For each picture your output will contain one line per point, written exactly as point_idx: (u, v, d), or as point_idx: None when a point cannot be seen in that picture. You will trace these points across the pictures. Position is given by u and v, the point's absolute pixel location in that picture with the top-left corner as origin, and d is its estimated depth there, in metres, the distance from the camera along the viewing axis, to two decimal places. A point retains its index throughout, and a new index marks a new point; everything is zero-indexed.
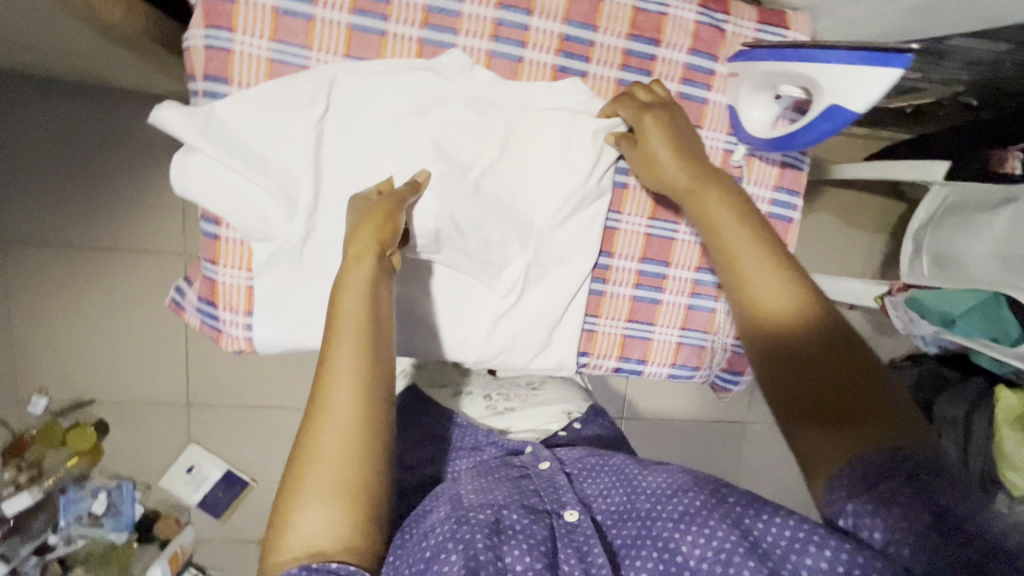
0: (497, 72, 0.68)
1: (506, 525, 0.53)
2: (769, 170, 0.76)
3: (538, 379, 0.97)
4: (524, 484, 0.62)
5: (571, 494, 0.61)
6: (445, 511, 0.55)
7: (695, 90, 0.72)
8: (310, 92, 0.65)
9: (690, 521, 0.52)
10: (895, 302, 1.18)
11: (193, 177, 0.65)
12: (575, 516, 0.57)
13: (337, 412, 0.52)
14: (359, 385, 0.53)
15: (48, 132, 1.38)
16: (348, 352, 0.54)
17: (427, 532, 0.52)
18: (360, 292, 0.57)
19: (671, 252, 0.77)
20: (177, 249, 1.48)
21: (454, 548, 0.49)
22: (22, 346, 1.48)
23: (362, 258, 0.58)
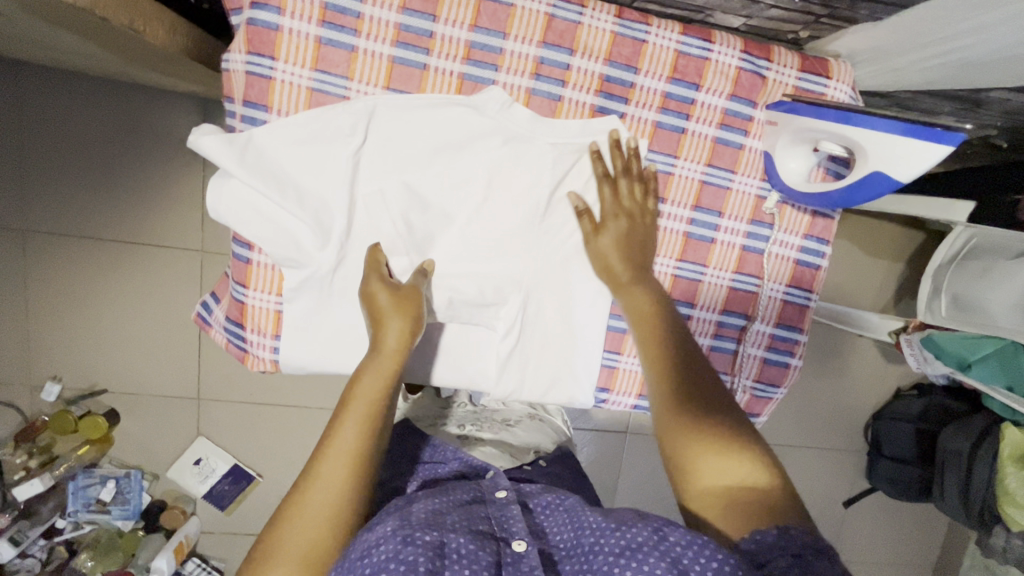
0: (535, 110, 0.68)
1: (449, 549, 0.50)
2: (799, 219, 0.76)
3: (514, 417, 0.98)
4: (476, 509, 0.60)
5: (522, 524, 0.58)
6: (392, 523, 0.53)
7: (732, 136, 0.72)
8: (351, 123, 0.65)
9: (630, 556, 0.49)
10: (910, 339, 1.20)
11: (228, 200, 0.65)
12: (522, 547, 0.54)
13: (341, 443, 0.57)
14: (366, 420, 0.58)
15: (78, 123, 1.40)
16: (349, 436, 0.57)
17: (370, 548, 0.50)
18: (381, 378, 0.61)
19: (697, 294, 0.77)
20: (196, 244, 1.48)
21: (394, 570, 0.47)
22: (37, 334, 1.50)
23: (385, 349, 0.62)
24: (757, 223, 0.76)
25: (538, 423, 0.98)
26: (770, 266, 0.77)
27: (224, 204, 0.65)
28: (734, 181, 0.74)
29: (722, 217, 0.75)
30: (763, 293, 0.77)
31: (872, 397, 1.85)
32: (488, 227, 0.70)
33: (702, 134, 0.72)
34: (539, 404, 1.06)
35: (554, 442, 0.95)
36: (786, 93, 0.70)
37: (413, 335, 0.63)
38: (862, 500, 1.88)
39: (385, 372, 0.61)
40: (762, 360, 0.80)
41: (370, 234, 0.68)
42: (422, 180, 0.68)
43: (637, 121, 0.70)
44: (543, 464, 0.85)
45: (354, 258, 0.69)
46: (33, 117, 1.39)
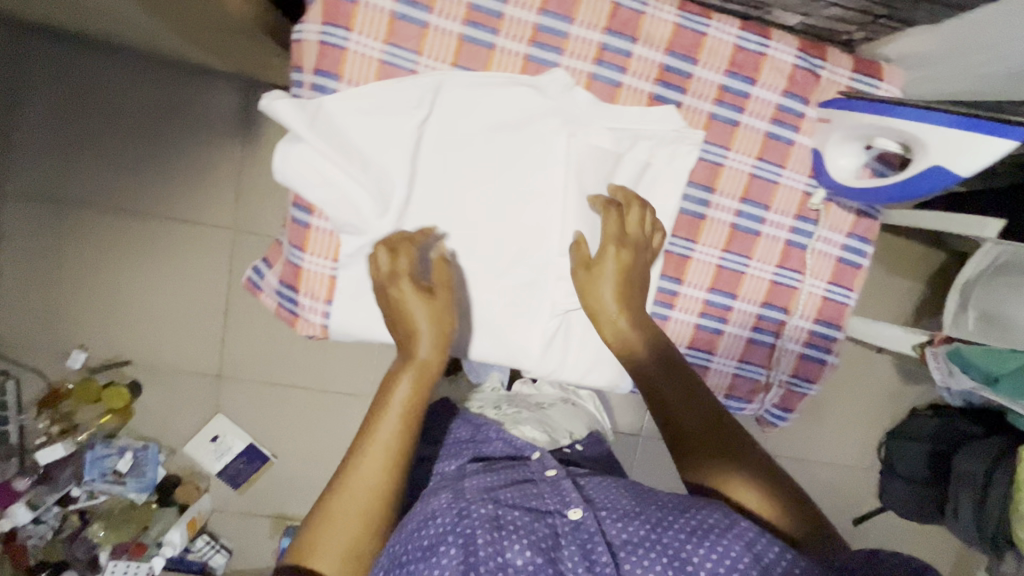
0: (595, 94, 0.70)
1: (505, 519, 0.54)
2: (844, 217, 0.77)
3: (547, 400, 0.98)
4: (527, 486, 0.61)
5: (576, 493, 0.59)
6: (448, 497, 0.58)
7: (783, 131, 0.74)
8: (417, 96, 0.67)
9: (702, 535, 0.51)
10: (936, 352, 1.20)
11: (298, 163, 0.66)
12: (579, 514, 0.56)
13: (381, 442, 0.59)
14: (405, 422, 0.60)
15: (121, 96, 1.44)
16: (390, 434, 0.59)
17: (428, 521, 0.55)
18: (415, 383, 0.62)
19: (739, 285, 0.78)
20: (228, 223, 1.51)
21: (452, 544, 0.52)
22: (68, 301, 1.52)
23: (423, 357, 0.64)
24: (803, 219, 0.77)
25: (571, 407, 0.99)
26: (813, 262, 0.78)
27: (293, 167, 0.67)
28: (782, 176, 0.75)
29: (768, 210, 0.76)
30: (804, 289, 0.79)
31: (888, 415, 1.85)
32: (544, 209, 0.72)
33: (754, 128, 0.73)
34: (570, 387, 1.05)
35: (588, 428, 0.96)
36: (840, 91, 0.72)
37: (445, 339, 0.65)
38: (873, 518, 1.87)
39: (420, 373, 0.63)
40: (799, 356, 0.81)
41: (427, 205, 0.70)
42: (481, 156, 0.70)
43: (693, 111, 0.72)
44: (579, 448, 0.88)
45: (409, 229, 0.70)
46: (81, 88, 1.42)
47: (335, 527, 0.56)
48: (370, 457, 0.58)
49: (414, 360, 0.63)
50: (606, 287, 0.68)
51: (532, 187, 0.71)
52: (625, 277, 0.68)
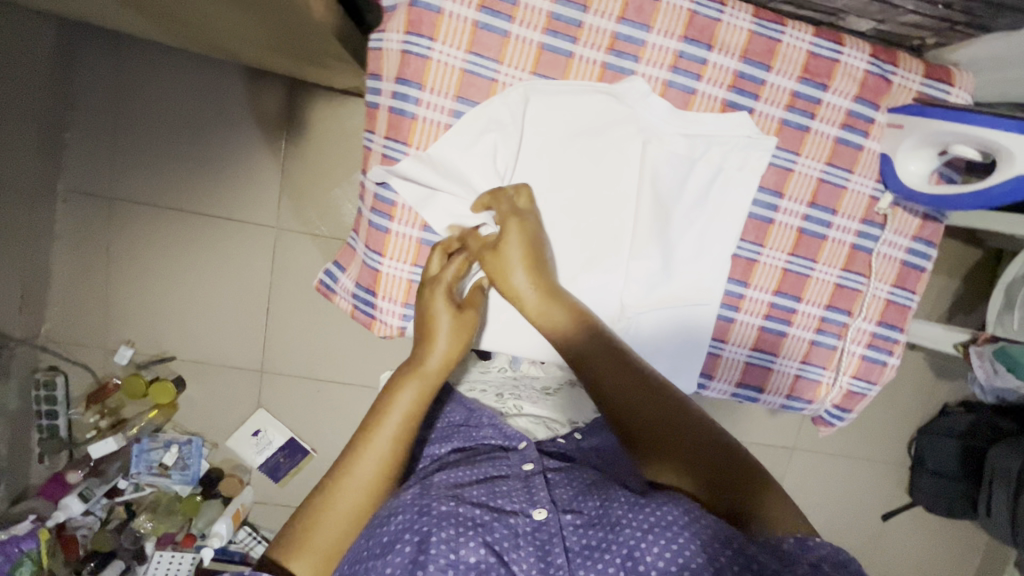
0: (670, 101, 0.71)
1: (465, 516, 0.56)
2: (909, 221, 0.78)
3: (555, 382, 0.94)
4: (498, 481, 0.63)
5: (543, 493, 0.61)
6: (413, 494, 0.60)
7: (853, 137, 0.75)
8: (510, 113, 0.69)
9: (660, 532, 0.53)
10: (980, 351, 1.22)
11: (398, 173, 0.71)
12: (542, 515, 0.58)
13: (377, 444, 0.62)
14: (405, 425, 0.63)
15: (168, 96, 1.45)
16: (387, 437, 0.62)
17: (390, 517, 0.57)
18: (419, 393, 0.65)
19: (805, 288, 0.79)
20: (272, 222, 1.53)
21: (408, 541, 0.54)
22: (115, 299, 1.55)
23: (430, 367, 0.66)
24: (868, 223, 0.78)
25: (579, 392, 0.93)
26: (878, 265, 0.79)
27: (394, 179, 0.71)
28: (851, 181, 0.76)
29: (835, 214, 0.77)
30: (869, 292, 0.80)
31: (917, 412, 1.85)
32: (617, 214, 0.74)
33: (825, 133, 0.74)
34: None
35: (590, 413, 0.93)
36: (912, 97, 0.73)
37: (456, 356, 0.67)
38: (902, 513, 1.89)
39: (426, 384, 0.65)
40: (861, 357, 0.82)
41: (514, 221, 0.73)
42: (561, 167, 0.72)
43: (765, 117, 0.73)
44: (578, 437, 0.78)
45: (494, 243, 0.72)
46: (129, 88, 1.45)
47: (319, 529, 0.58)
48: (366, 458, 0.62)
49: (423, 372, 0.65)
50: (515, 266, 0.66)
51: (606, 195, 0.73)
52: (530, 256, 0.67)
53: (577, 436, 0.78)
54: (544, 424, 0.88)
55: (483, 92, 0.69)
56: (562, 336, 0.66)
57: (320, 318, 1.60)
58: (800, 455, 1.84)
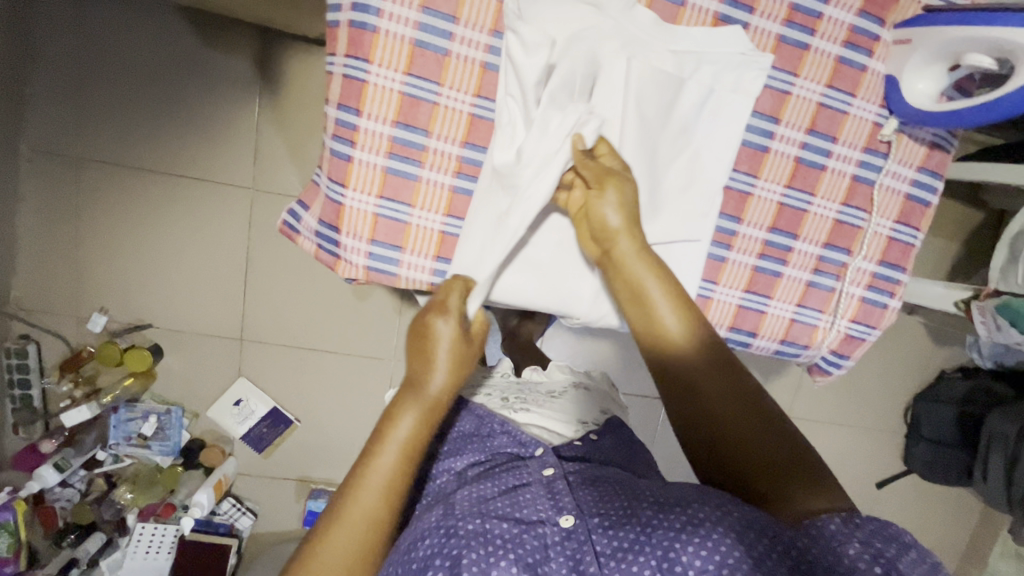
0: (657, 14, 0.66)
1: (492, 533, 0.56)
2: (915, 149, 0.73)
3: (559, 388, 0.94)
4: (521, 490, 0.63)
5: (568, 499, 0.61)
6: (437, 516, 0.60)
7: (856, 56, 0.69)
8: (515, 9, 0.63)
9: (692, 532, 0.52)
10: (982, 307, 1.17)
11: (358, 94, 0.65)
12: (570, 521, 0.58)
13: (373, 482, 0.57)
14: (405, 458, 0.58)
15: (134, 48, 1.38)
16: (383, 471, 0.57)
17: (418, 541, 0.57)
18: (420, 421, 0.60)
19: (801, 224, 0.74)
20: (248, 183, 1.47)
21: (439, 565, 0.54)
22: (87, 264, 1.49)
23: (430, 394, 0.60)
24: (871, 152, 0.72)
25: (585, 394, 0.94)
26: (880, 199, 0.74)
27: (354, 102, 0.65)
28: (853, 106, 0.70)
29: (836, 143, 0.72)
30: (870, 228, 0.75)
31: (915, 379, 1.82)
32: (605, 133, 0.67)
33: (825, 52, 0.68)
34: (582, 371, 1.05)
35: (603, 414, 0.92)
36: (920, 10, 0.67)
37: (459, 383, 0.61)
38: (896, 481, 1.88)
39: (428, 412, 0.60)
40: (861, 299, 0.77)
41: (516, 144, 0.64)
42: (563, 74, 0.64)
43: (761, 33, 0.67)
44: (593, 439, 0.82)
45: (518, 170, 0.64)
46: (93, 39, 1.37)
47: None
48: (365, 497, 0.56)
49: (425, 397, 0.59)
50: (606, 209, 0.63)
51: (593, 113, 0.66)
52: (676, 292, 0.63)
53: (592, 438, 0.82)
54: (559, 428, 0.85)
55: (451, 3, 0.64)
56: (676, 339, 0.62)
57: (302, 283, 1.55)
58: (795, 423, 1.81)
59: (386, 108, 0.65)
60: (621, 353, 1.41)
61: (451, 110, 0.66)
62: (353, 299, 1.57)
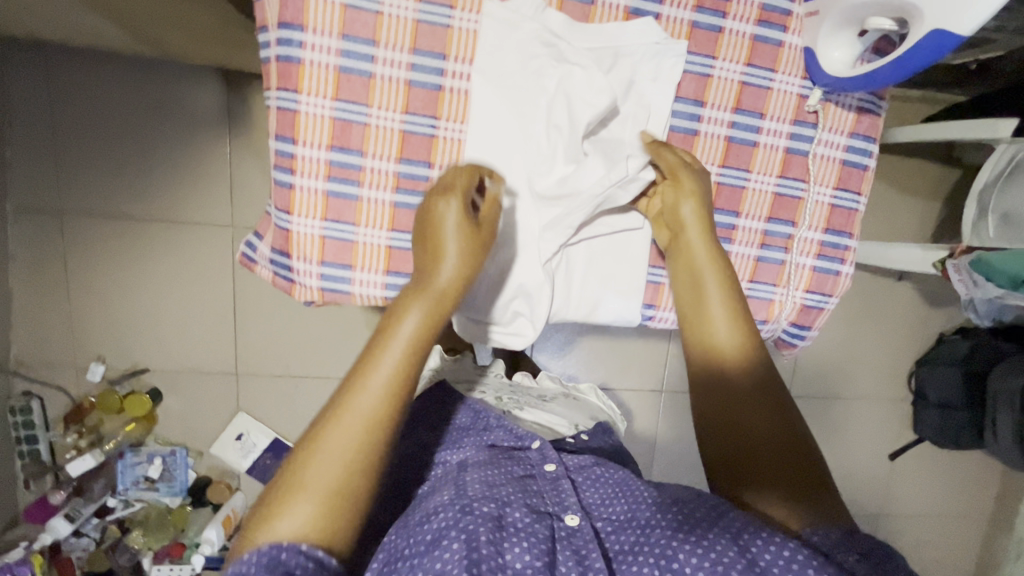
0: (569, 15, 0.68)
1: (508, 519, 0.59)
2: (844, 116, 0.74)
3: (550, 393, 1.05)
4: (529, 484, 0.67)
5: (573, 499, 0.65)
6: (451, 495, 0.62)
7: (771, 32, 0.70)
8: (532, 32, 0.67)
9: (691, 534, 0.57)
10: (958, 265, 1.15)
11: (292, 123, 0.67)
12: (575, 521, 0.62)
13: (374, 380, 0.56)
14: (409, 352, 0.58)
15: (100, 102, 1.42)
16: (386, 368, 0.56)
17: (431, 517, 0.58)
18: (425, 315, 0.60)
19: (741, 202, 0.75)
20: (226, 221, 1.51)
21: (455, 536, 0.55)
22: (79, 316, 1.53)
23: (439, 286, 0.61)
24: (800, 124, 0.74)
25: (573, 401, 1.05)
26: (816, 168, 0.75)
27: (289, 132, 0.68)
28: (775, 81, 0.72)
29: (764, 118, 0.73)
30: (810, 198, 0.75)
31: (913, 345, 1.80)
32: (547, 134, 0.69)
33: (739, 32, 0.70)
34: (572, 383, 1.13)
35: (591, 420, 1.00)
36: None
37: (468, 277, 0.63)
38: (910, 450, 1.85)
39: (436, 301, 0.61)
40: (812, 270, 0.78)
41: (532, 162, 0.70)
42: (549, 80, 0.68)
43: (673, 21, 0.69)
44: (585, 438, 0.88)
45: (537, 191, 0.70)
46: (62, 98, 1.40)
47: (313, 467, 0.52)
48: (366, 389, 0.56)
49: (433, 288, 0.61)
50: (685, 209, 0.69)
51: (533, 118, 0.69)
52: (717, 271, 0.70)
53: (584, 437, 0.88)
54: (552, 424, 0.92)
55: (369, 27, 0.66)
56: (715, 329, 0.68)
57: (290, 313, 1.58)
58: (796, 403, 1.79)
59: (320, 134, 0.68)
60: (612, 349, 1.47)
61: (383, 130, 0.69)
62: (342, 324, 1.59)
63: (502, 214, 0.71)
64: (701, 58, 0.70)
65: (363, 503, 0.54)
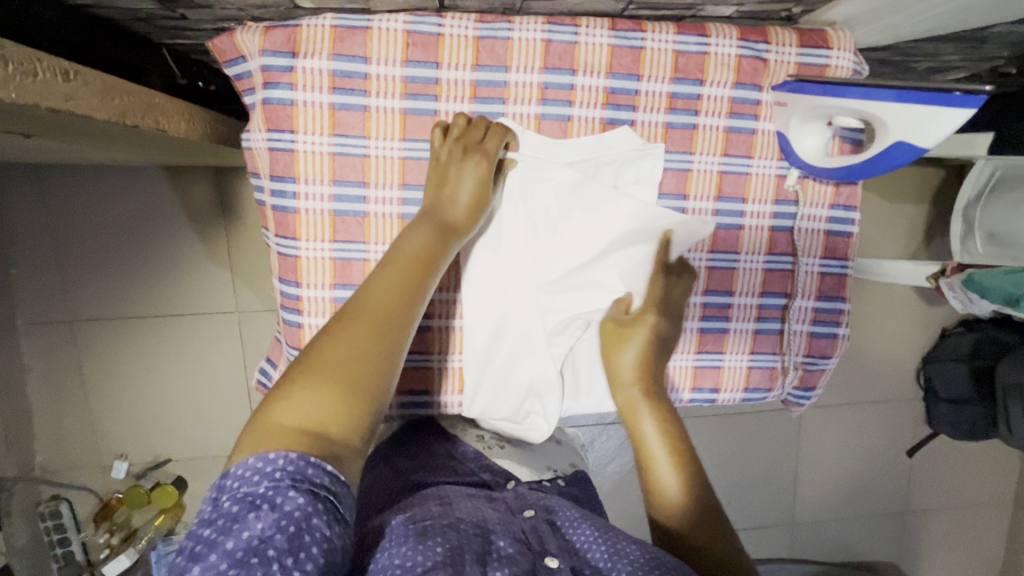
0: (548, 135, 0.70)
1: (493, 546, 0.54)
2: (823, 190, 0.76)
3: None
4: (512, 519, 0.60)
5: (554, 543, 0.56)
6: (437, 512, 0.57)
7: (743, 122, 0.73)
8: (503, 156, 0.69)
9: None
10: (951, 283, 1.17)
11: (295, 268, 0.70)
12: (555, 563, 0.53)
13: (389, 286, 0.56)
14: (423, 268, 0.58)
15: (97, 212, 1.44)
16: (401, 276, 0.57)
17: (412, 524, 0.54)
18: (438, 232, 0.61)
19: (734, 281, 0.77)
20: (232, 308, 1.53)
21: (437, 546, 0.50)
22: (99, 416, 1.56)
23: (453, 209, 0.63)
24: (782, 202, 0.76)
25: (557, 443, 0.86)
26: (803, 241, 0.77)
27: (292, 275, 0.70)
28: (753, 166, 0.74)
29: (746, 202, 0.75)
30: (800, 269, 0.78)
31: (916, 341, 1.82)
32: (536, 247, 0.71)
33: (712, 126, 0.72)
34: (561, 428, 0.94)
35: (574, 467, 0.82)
36: (790, 73, 0.71)
37: (480, 200, 0.64)
38: (927, 445, 1.87)
39: (446, 228, 0.62)
40: (809, 335, 0.80)
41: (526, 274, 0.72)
42: (532, 194, 0.70)
43: (648, 125, 0.71)
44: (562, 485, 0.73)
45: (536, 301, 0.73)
46: (60, 213, 1.43)
47: (331, 354, 0.50)
48: (380, 287, 0.55)
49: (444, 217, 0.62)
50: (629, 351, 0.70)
51: (522, 232, 0.71)
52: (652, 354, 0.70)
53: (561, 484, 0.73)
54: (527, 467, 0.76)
55: (358, 170, 0.68)
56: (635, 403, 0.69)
57: None
58: (809, 413, 1.81)
59: (322, 275, 0.70)
60: None
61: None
62: None
63: (505, 324, 0.74)
64: (680, 156, 0.73)
65: (379, 406, 0.51)
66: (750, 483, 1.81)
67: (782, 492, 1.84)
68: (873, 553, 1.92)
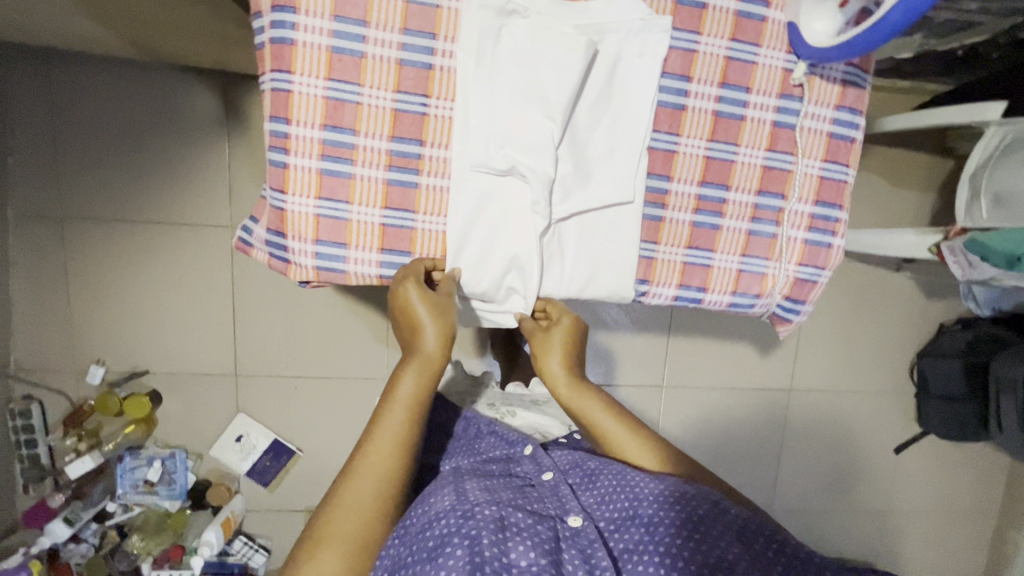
0: None
1: (509, 522, 0.63)
2: (830, 89, 0.75)
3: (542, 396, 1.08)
4: (527, 490, 0.72)
5: (573, 502, 0.70)
6: (450, 501, 0.67)
7: (754, 8, 0.72)
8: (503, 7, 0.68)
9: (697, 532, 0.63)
10: (952, 246, 1.16)
11: (286, 104, 0.68)
12: (578, 522, 0.66)
13: (387, 431, 0.69)
14: (410, 415, 0.69)
15: (101, 109, 1.43)
16: (391, 429, 0.69)
17: (432, 523, 0.64)
18: (420, 376, 0.70)
19: (731, 175, 0.76)
20: (225, 221, 1.51)
21: (457, 542, 0.60)
22: (77, 319, 1.51)
23: (428, 350, 0.70)
24: (787, 97, 0.75)
25: None
26: (804, 141, 0.76)
27: (283, 111, 0.69)
28: (760, 55, 0.73)
29: (750, 92, 0.74)
30: (799, 170, 0.76)
31: (916, 335, 1.78)
32: (530, 105, 0.69)
33: (722, 8, 0.72)
34: None
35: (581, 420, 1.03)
36: None
37: (449, 334, 0.71)
38: (917, 443, 1.83)
39: (427, 369, 0.71)
40: (804, 242, 0.78)
41: (520, 132, 0.70)
42: (530, 48, 0.68)
43: None
44: (576, 440, 0.92)
45: (524, 161, 0.70)
46: (67, 105, 1.42)
47: (340, 519, 0.65)
48: (378, 447, 0.68)
49: (423, 356, 0.70)
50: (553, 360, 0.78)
51: (517, 89, 0.69)
52: (569, 344, 0.78)
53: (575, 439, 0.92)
54: (539, 428, 0.97)
55: (359, 8, 0.67)
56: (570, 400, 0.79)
57: (289, 312, 1.56)
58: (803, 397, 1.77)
59: (313, 113, 0.69)
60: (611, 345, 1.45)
61: (374, 108, 0.70)
62: (342, 323, 1.58)
63: (493, 186, 0.72)
64: (686, 34, 0.72)
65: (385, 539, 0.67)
66: (737, 463, 1.76)
67: (767, 475, 1.79)
68: (854, 551, 1.87)
